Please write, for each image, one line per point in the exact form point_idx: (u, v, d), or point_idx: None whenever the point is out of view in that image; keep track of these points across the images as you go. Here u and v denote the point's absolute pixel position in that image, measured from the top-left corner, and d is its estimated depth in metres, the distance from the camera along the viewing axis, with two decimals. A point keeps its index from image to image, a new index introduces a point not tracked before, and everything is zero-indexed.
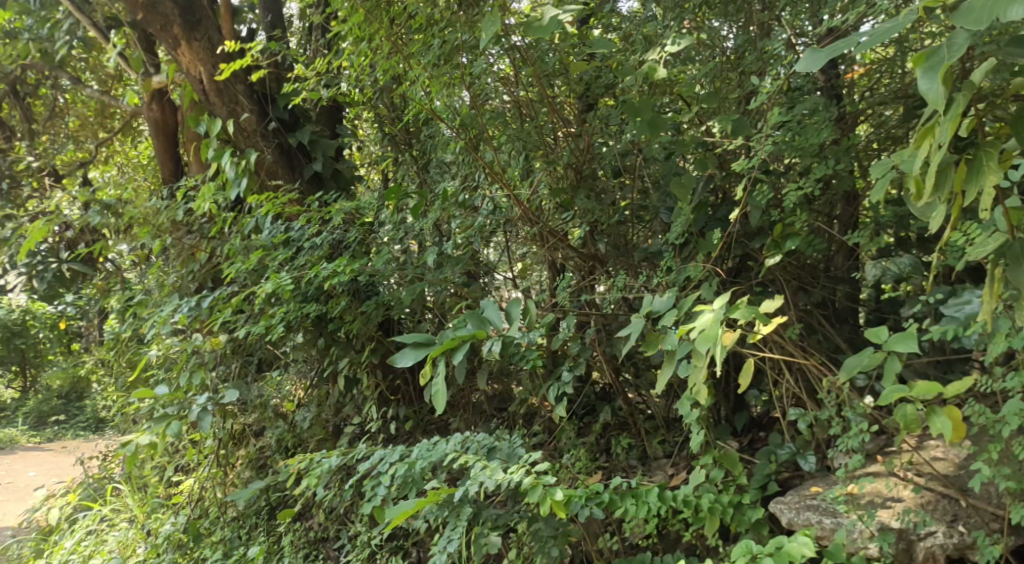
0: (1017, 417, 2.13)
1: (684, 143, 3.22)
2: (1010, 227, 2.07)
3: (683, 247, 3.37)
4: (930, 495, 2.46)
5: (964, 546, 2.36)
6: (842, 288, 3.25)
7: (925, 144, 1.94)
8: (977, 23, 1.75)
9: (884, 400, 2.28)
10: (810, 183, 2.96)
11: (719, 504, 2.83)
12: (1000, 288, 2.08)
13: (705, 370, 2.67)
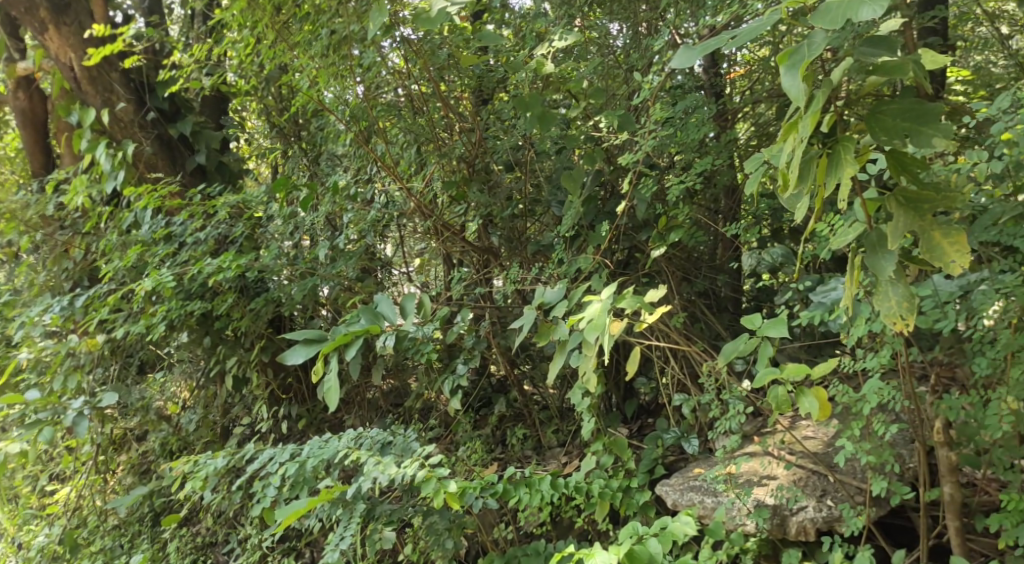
0: (876, 395, 2.30)
1: (573, 137, 3.29)
2: (868, 218, 2.19)
3: (574, 240, 3.45)
4: (802, 471, 2.62)
5: (833, 519, 2.47)
6: (722, 279, 3.42)
7: (789, 139, 2.03)
8: (833, 24, 1.82)
9: (758, 383, 2.38)
10: (691, 176, 3.10)
11: (609, 489, 2.91)
12: (860, 274, 2.20)
13: (594, 359, 2.70)
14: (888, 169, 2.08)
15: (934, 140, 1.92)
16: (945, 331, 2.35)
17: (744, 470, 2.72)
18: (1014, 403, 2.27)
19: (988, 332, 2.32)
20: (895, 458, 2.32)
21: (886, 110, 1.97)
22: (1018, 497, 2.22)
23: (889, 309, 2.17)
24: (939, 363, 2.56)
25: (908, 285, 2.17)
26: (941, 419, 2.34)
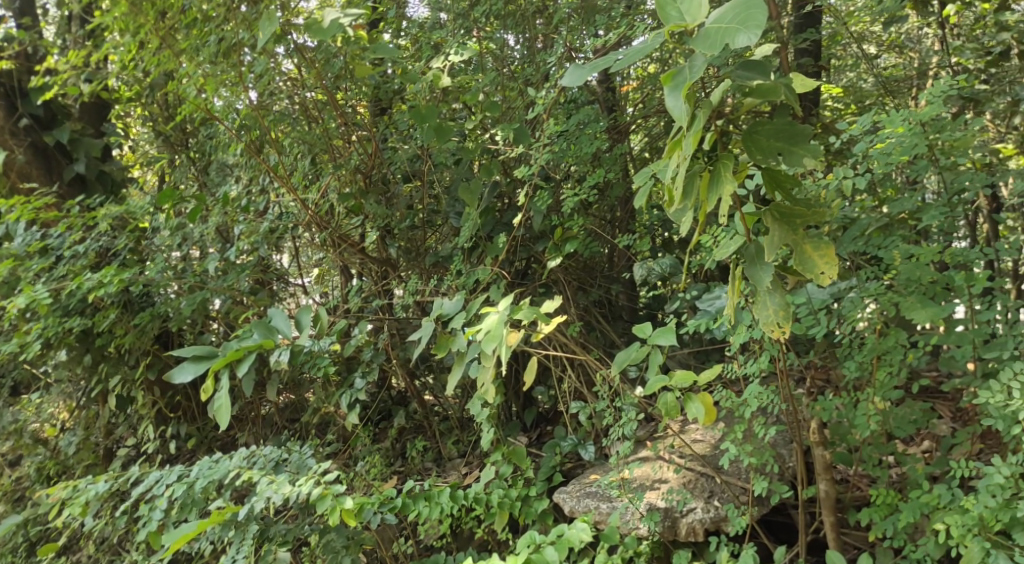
0: (756, 399, 2.41)
1: (470, 150, 3.33)
2: (747, 231, 2.29)
3: (472, 251, 3.47)
4: (691, 474, 2.72)
5: (720, 519, 2.57)
6: (616, 288, 3.52)
7: (674, 156, 2.08)
8: (711, 49, 1.85)
9: (649, 391, 2.46)
10: (585, 190, 3.17)
11: (508, 499, 2.95)
12: (741, 285, 2.29)
13: (492, 370, 2.71)
14: (764, 186, 2.19)
15: (804, 160, 2.03)
16: (818, 336, 2.50)
17: (637, 474, 2.81)
18: (880, 403, 2.44)
19: (856, 338, 2.49)
20: (775, 459, 2.45)
21: (761, 130, 2.06)
22: (885, 491, 2.39)
23: (767, 318, 2.28)
24: (814, 367, 2.72)
25: (784, 294, 2.28)
26: (816, 420, 2.49)
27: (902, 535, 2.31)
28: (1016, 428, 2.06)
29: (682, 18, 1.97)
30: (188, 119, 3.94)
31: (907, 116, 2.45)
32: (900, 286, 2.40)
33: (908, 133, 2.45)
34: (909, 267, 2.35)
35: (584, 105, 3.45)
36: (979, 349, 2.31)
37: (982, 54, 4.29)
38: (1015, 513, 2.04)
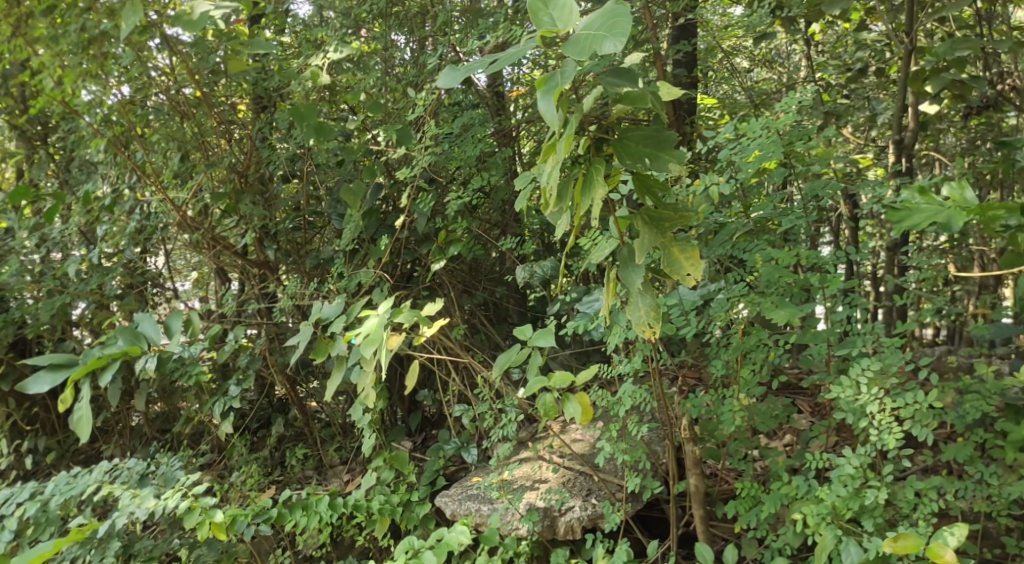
0: (630, 398, 2.47)
1: (352, 150, 3.26)
2: (620, 235, 2.34)
3: (354, 254, 3.42)
4: (570, 473, 2.77)
5: (597, 516, 2.63)
6: (500, 290, 3.53)
7: (548, 160, 2.07)
8: (580, 54, 1.86)
9: (528, 392, 2.48)
10: (469, 193, 3.17)
11: (388, 505, 2.91)
12: (615, 287, 2.34)
13: (372, 375, 2.66)
14: (635, 190, 2.25)
15: (670, 165, 2.10)
16: (688, 336, 2.59)
17: (517, 476, 2.83)
18: (744, 400, 2.56)
19: (722, 337, 2.61)
20: (647, 456, 2.51)
21: (630, 135, 2.11)
22: (749, 484, 2.50)
23: (638, 319, 2.33)
24: (686, 366, 2.82)
25: (655, 295, 2.34)
26: (686, 417, 2.58)
27: (764, 526, 2.43)
28: (863, 421, 2.19)
29: (553, 24, 1.98)
30: (47, 112, 3.69)
31: (766, 125, 2.54)
32: (762, 287, 2.51)
33: (765, 139, 2.54)
34: (768, 269, 2.47)
35: (469, 108, 3.45)
36: (833, 346, 2.45)
37: (842, 70, 4.58)
38: (863, 501, 2.16)
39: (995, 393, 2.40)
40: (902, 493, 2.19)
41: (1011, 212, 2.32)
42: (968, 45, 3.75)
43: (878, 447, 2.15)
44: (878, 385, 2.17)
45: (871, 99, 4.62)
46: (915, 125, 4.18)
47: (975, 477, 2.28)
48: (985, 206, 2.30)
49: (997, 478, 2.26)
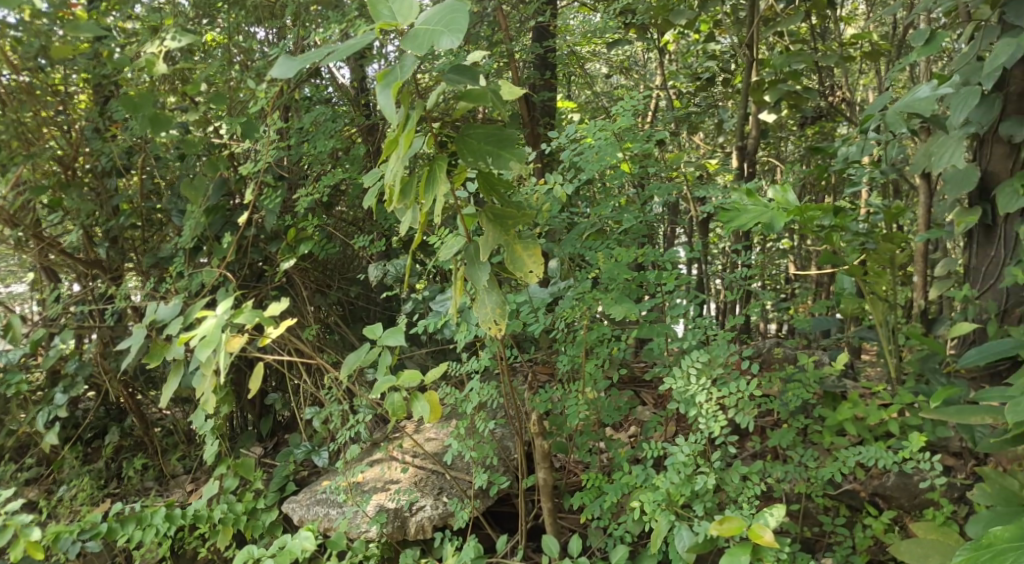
0: (478, 395, 2.48)
1: (192, 143, 3.11)
2: (467, 232, 2.30)
3: (197, 252, 3.27)
4: (422, 473, 2.74)
5: (447, 515, 2.61)
6: (354, 289, 3.46)
7: (390, 156, 1.96)
8: (418, 49, 1.73)
9: (376, 392, 2.42)
10: (318, 190, 3.09)
11: (231, 514, 2.80)
12: (462, 285, 2.30)
13: (211, 379, 2.53)
14: (478, 188, 2.19)
15: (511, 165, 2.00)
16: (536, 333, 2.63)
17: (368, 477, 2.79)
18: (590, 393, 2.63)
19: (568, 333, 2.67)
20: (495, 452, 2.53)
21: (472, 133, 2.00)
22: (594, 476, 2.57)
23: (485, 316, 2.30)
24: (536, 363, 2.86)
25: (501, 293, 2.32)
26: (535, 413, 2.62)
27: (607, 515, 2.50)
28: (693, 410, 2.30)
29: (394, 17, 1.86)
30: None
31: (607, 126, 2.61)
32: (605, 284, 2.58)
33: (603, 142, 2.60)
34: (609, 267, 2.55)
35: (320, 102, 3.36)
36: (670, 340, 2.56)
37: (693, 79, 4.81)
38: (694, 486, 2.27)
39: (813, 382, 2.58)
40: (730, 478, 2.32)
41: (825, 213, 2.52)
42: (801, 58, 4.01)
43: (706, 435, 2.27)
44: (706, 375, 2.30)
45: (719, 108, 4.87)
46: (756, 132, 4.44)
47: (795, 460, 2.45)
48: (803, 207, 2.49)
49: (814, 460, 2.43)
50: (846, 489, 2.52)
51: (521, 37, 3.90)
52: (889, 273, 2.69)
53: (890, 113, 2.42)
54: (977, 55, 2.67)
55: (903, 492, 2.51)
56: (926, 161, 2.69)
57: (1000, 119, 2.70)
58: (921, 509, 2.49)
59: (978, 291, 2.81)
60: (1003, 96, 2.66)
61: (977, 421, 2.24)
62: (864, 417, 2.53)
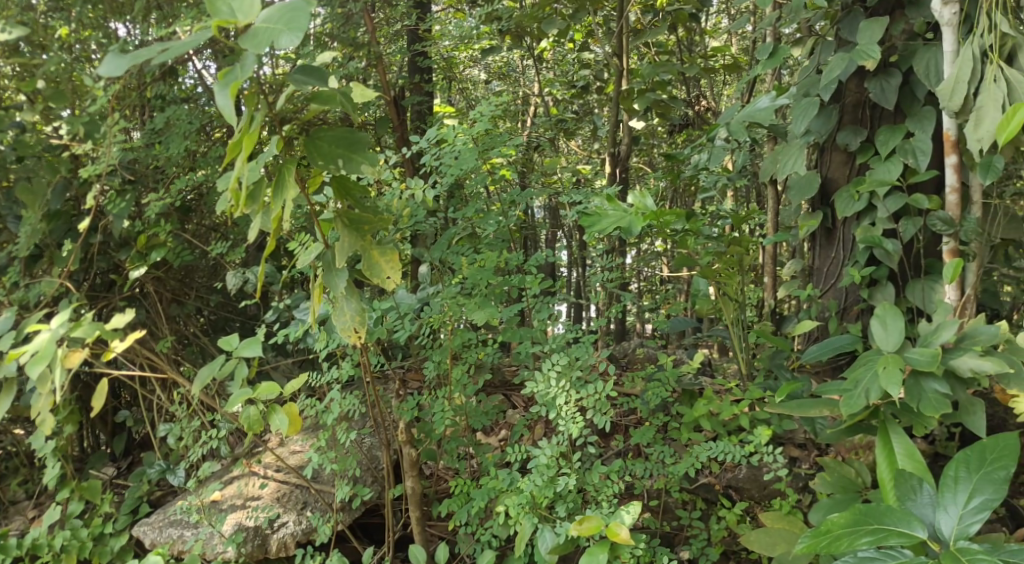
0: (339, 405, 2.39)
1: (28, 143, 2.90)
2: (325, 239, 2.18)
3: (36, 261, 3.04)
4: (285, 488, 2.63)
5: (311, 530, 2.53)
6: (214, 298, 3.31)
7: (232, 159, 1.82)
8: (256, 47, 1.67)
9: (230, 406, 2.26)
10: (171, 195, 2.93)
11: (75, 541, 2.65)
12: (320, 293, 2.18)
13: (47, 397, 2.35)
14: (334, 193, 2.08)
15: (364, 168, 1.92)
16: (402, 340, 2.55)
17: (226, 495, 2.66)
18: (456, 400, 2.60)
19: (434, 339, 2.64)
20: (357, 462, 2.46)
21: (322, 136, 1.92)
22: (462, 482, 2.54)
23: (344, 323, 2.19)
24: (403, 370, 2.81)
25: (361, 300, 2.21)
26: (403, 420, 2.53)
27: (474, 520, 2.47)
28: (553, 412, 2.33)
29: (233, 14, 1.77)
30: None
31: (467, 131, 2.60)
32: (467, 288, 2.56)
33: (462, 147, 2.57)
34: (472, 271, 2.53)
35: (175, 102, 3.19)
36: (534, 342, 2.57)
37: (568, 87, 4.89)
38: (556, 488, 2.29)
39: (672, 380, 2.68)
40: (591, 478, 2.35)
41: (679, 217, 2.62)
42: (667, 68, 4.13)
43: (566, 437, 2.31)
44: (566, 377, 2.33)
45: (593, 115, 4.98)
46: (627, 139, 4.56)
47: (654, 457, 2.53)
48: (658, 212, 2.58)
49: (672, 457, 2.51)
50: (701, 483, 2.63)
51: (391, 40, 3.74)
52: (739, 275, 2.82)
53: (734, 123, 2.59)
54: (817, 68, 2.83)
55: (754, 484, 2.63)
56: (772, 167, 2.89)
57: (838, 128, 2.87)
58: (771, 499, 2.61)
59: (821, 291, 3.00)
60: (840, 107, 2.84)
61: (818, 414, 2.35)
62: (719, 413, 2.63)
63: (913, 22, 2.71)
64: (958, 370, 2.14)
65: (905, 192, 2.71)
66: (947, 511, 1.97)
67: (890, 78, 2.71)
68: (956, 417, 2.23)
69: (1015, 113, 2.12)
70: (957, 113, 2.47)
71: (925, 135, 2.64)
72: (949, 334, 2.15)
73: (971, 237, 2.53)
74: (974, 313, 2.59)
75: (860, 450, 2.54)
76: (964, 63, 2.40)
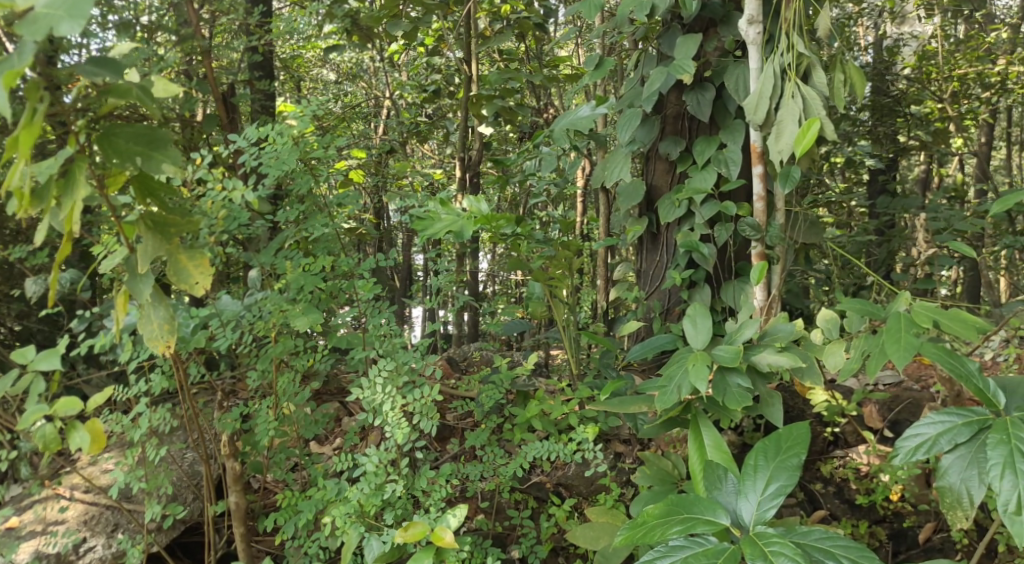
0: (149, 421, 2.23)
1: None
2: (128, 242, 2.03)
3: None
4: (94, 509, 2.45)
5: (121, 553, 2.38)
6: (15, 307, 3.03)
7: (9, 155, 1.65)
8: (32, 34, 1.54)
9: (20, 425, 2.06)
10: None
11: None
12: (126, 301, 2.05)
13: None
14: (134, 192, 1.93)
15: (165, 167, 1.82)
16: (223, 349, 2.37)
17: (25, 520, 2.44)
18: (281, 411, 2.49)
19: (256, 348, 2.49)
20: (171, 479, 2.32)
21: (116, 132, 1.80)
22: (287, 494, 2.42)
23: (152, 333, 2.06)
24: (227, 380, 2.68)
25: (170, 305, 2.09)
26: (224, 433, 2.40)
27: (301, 533, 2.38)
28: (380, 419, 2.30)
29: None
30: None
31: (292, 129, 2.45)
32: (291, 294, 2.42)
33: (281, 146, 2.42)
34: (297, 275, 2.40)
35: None
36: (365, 347, 2.52)
37: (419, 90, 4.80)
38: (383, 495, 2.25)
39: (506, 382, 2.72)
40: (419, 484, 2.33)
41: (509, 222, 2.65)
42: (514, 76, 4.12)
43: (393, 443, 2.29)
44: (392, 383, 2.31)
45: (446, 118, 4.91)
46: (478, 145, 4.56)
47: (486, 459, 2.55)
48: (489, 216, 2.59)
49: (502, 458, 2.55)
50: (532, 481, 2.69)
51: (229, 32, 3.44)
52: (569, 278, 2.90)
53: (557, 130, 2.75)
54: (640, 80, 2.99)
55: (581, 480, 2.72)
56: (601, 174, 3.02)
57: (660, 138, 3.03)
58: (597, 494, 2.70)
59: (647, 293, 3.15)
60: (661, 118, 3.00)
61: (636, 410, 2.46)
62: (549, 413, 2.70)
63: (724, 39, 2.89)
64: (758, 365, 2.30)
65: (718, 199, 2.89)
66: (747, 498, 2.09)
67: (705, 92, 2.88)
68: (757, 409, 2.40)
69: (809, 127, 2.29)
70: (761, 126, 2.65)
71: (735, 147, 2.84)
72: (751, 332, 2.30)
73: (775, 241, 2.72)
74: (778, 312, 2.80)
75: (677, 443, 2.70)
76: (766, 80, 2.58)
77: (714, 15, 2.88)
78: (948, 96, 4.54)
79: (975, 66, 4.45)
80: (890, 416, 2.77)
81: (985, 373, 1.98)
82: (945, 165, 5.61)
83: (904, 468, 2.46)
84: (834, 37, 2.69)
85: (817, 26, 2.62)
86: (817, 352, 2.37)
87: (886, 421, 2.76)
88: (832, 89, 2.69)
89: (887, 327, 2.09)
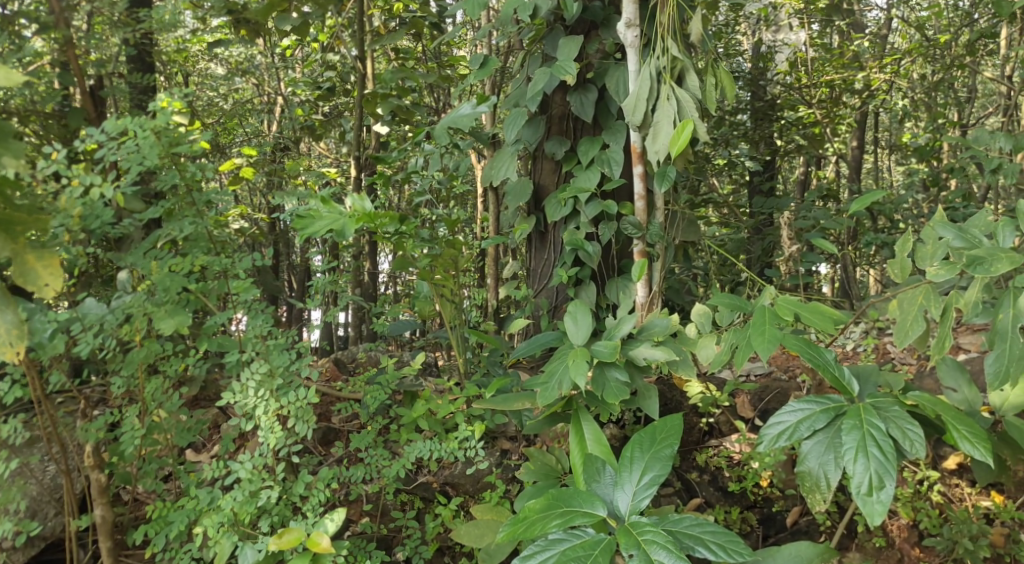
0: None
1: None
2: None
3: None
4: None
5: None
6: None
7: None
8: None
9: None
10: None
11: None
12: None
13: None
14: None
15: (5, 160, 1.72)
16: (84, 356, 2.22)
17: None
18: (151, 418, 2.38)
19: (121, 354, 2.35)
20: (26, 493, 2.17)
21: None
22: (158, 505, 2.30)
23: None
24: (93, 387, 2.54)
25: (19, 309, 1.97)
26: (86, 443, 2.26)
27: (173, 545, 2.27)
28: (252, 423, 2.24)
29: None
30: None
31: (146, 123, 2.30)
32: (156, 298, 2.29)
33: (142, 140, 2.28)
34: (162, 276, 2.26)
35: None
36: (241, 350, 2.44)
37: (312, 87, 4.59)
38: (258, 502, 2.18)
39: (391, 383, 2.69)
40: (299, 488, 2.28)
41: (393, 220, 2.61)
42: (407, 74, 4.06)
43: (267, 448, 2.23)
44: (266, 386, 2.26)
45: (341, 117, 4.79)
46: (373, 145, 4.49)
47: (370, 460, 2.52)
48: (372, 214, 2.55)
49: (386, 460, 2.51)
50: (418, 482, 2.68)
51: (106, 24, 3.14)
52: (455, 276, 2.88)
53: (439, 128, 2.73)
54: (525, 81, 3.03)
55: (467, 479, 2.72)
56: (488, 173, 3.02)
57: (546, 138, 3.06)
58: (483, 492, 2.71)
59: (535, 291, 3.19)
60: (546, 117, 3.04)
61: (520, 407, 2.47)
62: (436, 412, 2.68)
63: (605, 41, 2.97)
64: (634, 360, 2.36)
65: (601, 198, 2.95)
66: (624, 490, 2.12)
67: (588, 93, 2.94)
68: (636, 403, 2.46)
69: (683, 128, 2.37)
70: (639, 127, 2.72)
71: (617, 147, 2.91)
72: (628, 327, 2.35)
73: (655, 239, 2.80)
74: (658, 308, 2.88)
75: (561, 439, 2.74)
76: (643, 83, 2.65)
77: (595, 18, 2.95)
78: (819, 103, 4.81)
79: (841, 74, 4.70)
80: (760, 405, 2.92)
81: (840, 362, 2.10)
82: (821, 168, 5.93)
83: (771, 455, 2.58)
84: (705, 42, 2.79)
85: (691, 31, 2.72)
86: (690, 345, 2.45)
87: (756, 411, 2.90)
88: (704, 92, 2.80)
89: (752, 321, 2.18)
